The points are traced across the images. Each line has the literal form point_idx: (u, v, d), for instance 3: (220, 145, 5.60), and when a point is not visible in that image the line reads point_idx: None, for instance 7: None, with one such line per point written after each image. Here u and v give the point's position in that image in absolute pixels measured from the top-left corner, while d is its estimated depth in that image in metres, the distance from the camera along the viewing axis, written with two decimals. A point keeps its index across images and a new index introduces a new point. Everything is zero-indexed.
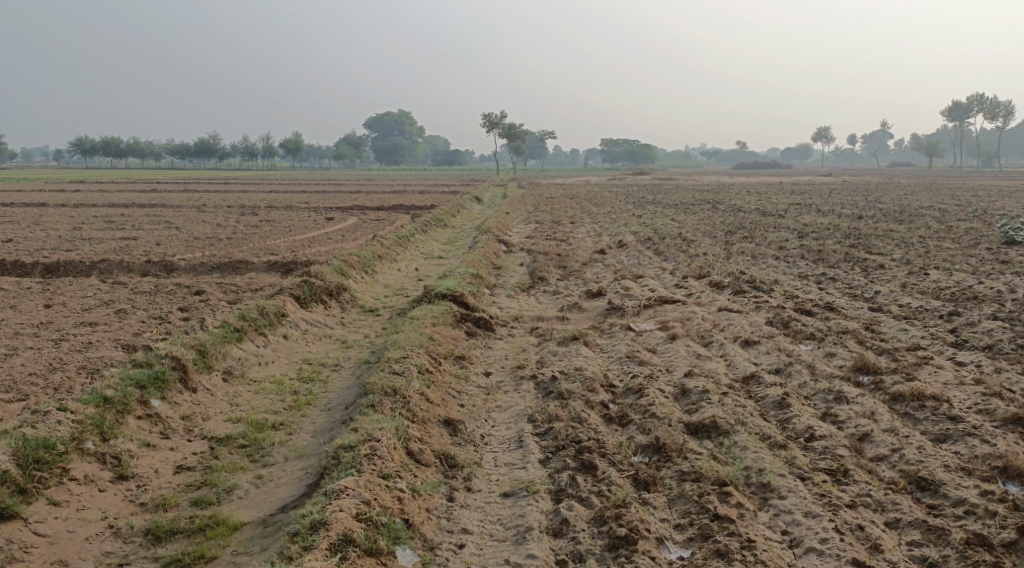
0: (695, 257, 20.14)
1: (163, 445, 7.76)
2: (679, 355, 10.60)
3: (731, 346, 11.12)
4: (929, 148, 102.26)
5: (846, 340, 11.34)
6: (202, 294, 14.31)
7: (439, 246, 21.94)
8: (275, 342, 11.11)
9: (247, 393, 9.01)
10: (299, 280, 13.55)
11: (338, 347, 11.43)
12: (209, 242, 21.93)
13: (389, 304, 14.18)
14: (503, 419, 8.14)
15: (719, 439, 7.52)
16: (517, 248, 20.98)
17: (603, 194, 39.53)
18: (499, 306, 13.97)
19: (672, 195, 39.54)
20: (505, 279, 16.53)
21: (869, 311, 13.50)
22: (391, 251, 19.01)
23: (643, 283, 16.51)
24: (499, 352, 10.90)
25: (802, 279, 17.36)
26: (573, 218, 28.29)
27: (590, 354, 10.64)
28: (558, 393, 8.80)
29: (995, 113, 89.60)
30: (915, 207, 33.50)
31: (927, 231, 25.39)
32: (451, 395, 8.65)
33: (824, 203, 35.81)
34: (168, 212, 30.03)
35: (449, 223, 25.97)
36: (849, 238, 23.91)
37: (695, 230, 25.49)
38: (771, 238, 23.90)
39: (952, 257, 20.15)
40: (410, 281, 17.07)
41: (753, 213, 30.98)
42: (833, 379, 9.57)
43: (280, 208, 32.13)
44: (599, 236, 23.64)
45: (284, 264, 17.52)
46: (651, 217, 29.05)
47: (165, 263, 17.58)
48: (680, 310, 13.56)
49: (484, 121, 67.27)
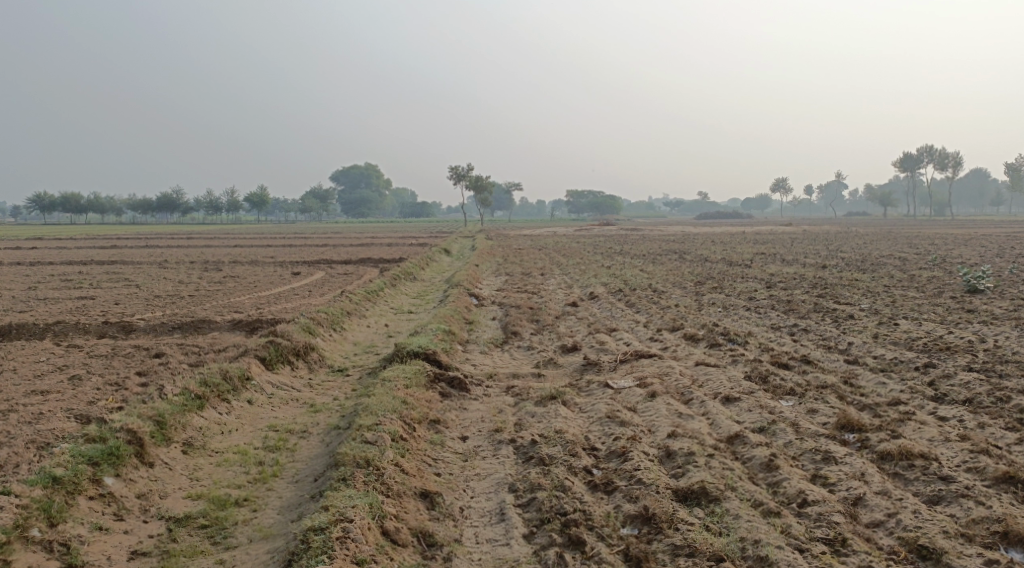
0: (667, 309, 19.98)
1: (117, 527, 7.27)
2: (660, 414, 10.27)
3: (712, 403, 10.82)
4: (884, 197, 104.36)
5: (827, 395, 11.08)
6: (163, 357, 13.82)
7: (408, 300, 21.58)
8: (239, 408, 10.67)
9: (208, 466, 8.59)
10: (265, 340, 13.12)
11: (306, 411, 10.99)
12: (171, 300, 21.41)
13: (358, 363, 13.77)
14: (482, 489, 7.75)
15: (710, 507, 7.18)
16: (488, 302, 20.69)
17: (570, 245, 39.56)
18: (472, 363, 13.60)
19: (639, 246, 39.60)
20: (477, 334, 16.19)
21: (845, 364, 13.30)
22: (359, 307, 18.63)
23: (617, 336, 16.27)
24: (474, 414, 10.51)
25: (775, 330, 17.22)
26: (542, 270, 28.10)
27: (569, 415, 10.28)
28: (539, 458, 8.43)
29: (946, 163, 91.78)
30: (877, 255, 33.86)
31: (891, 279, 25.53)
32: (426, 463, 8.25)
33: (788, 251, 36.09)
34: (129, 270, 29.43)
35: (418, 276, 25.66)
36: (816, 287, 23.95)
37: (664, 281, 25.40)
38: (740, 288, 23.85)
39: (919, 306, 20.18)
40: (379, 337, 16.68)
41: (720, 262, 31.06)
42: (817, 436, 9.26)
43: (245, 263, 31.64)
44: (570, 288, 23.45)
45: (248, 323, 17.06)
46: (619, 268, 28.98)
47: (124, 324, 17.06)
48: (656, 365, 13.28)
49: (449, 173, 67.41)
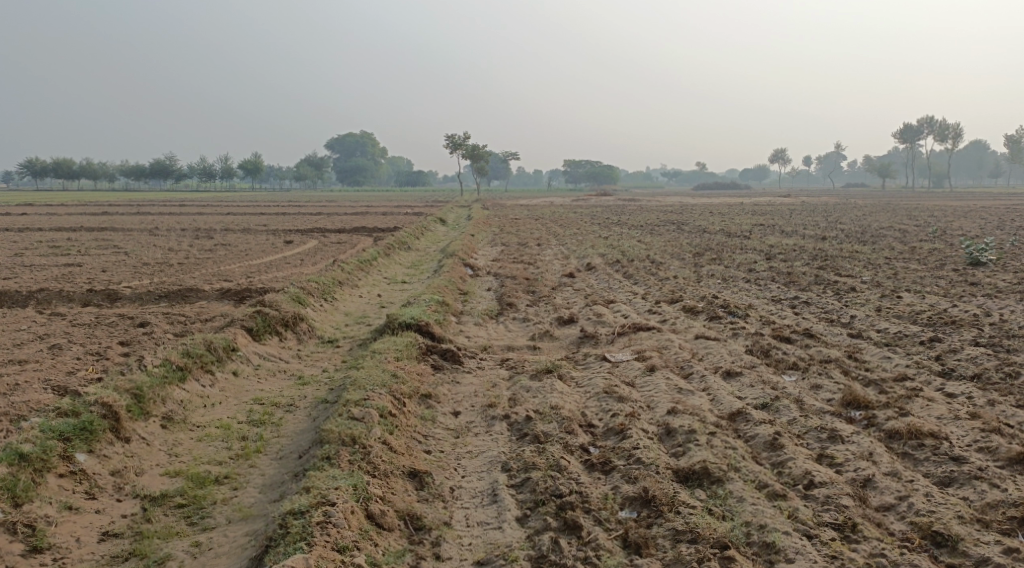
0: (665, 280, 19.59)
1: (89, 507, 6.99)
2: (659, 389, 9.93)
3: (713, 378, 10.49)
4: (882, 168, 103.85)
5: (831, 370, 10.75)
6: (148, 326, 13.44)
7: (402, 270, 21.17)
8: (223, 381, 10.33)
9: (188, 441, 8.24)
10: (252, 310, 12.72)
11: (293, 384, 10.62)
12: (160, 268, 20.98)
13: (349, 334, 13.39)
14: (475, 468, 7.42)
15: (713, 489, 6.85)
16: (483, 272, 20.31)
17: (567, 215, 39.08)
18: (465, 335, 13.22)
19: (636, 217, 39.11)
20: (471, 306, 15.80)
21: (849, 338, 12.94)
22: (351, 277, 18.24)
23: (615, 308, 15.90)
24: (467, 388, 10.16)
25: (776, 303, 16.87)
26: (538, 240, 27.67)
27: (565, 390, 9.94)
28: (534, 436, 8.09)
29: (945, 135, 91.11)
30: (877, 227, 33.46)
31: (892, 252, 25.13)
32: (416, 440, 7.90)
33: (788, 223, 35.66)
34: (119, 237, 28.92)
35: (412, 246, 25.21)
36: (817, 259, 23.56)
37: (662, 252, 24.99)
38: (739, 259, 23.45)
39: (921, 278, 19.81)
40: (371, 308, 16.31)
41: (719, 234, 30.61)
42: (823, 415, 8.95)
43: (237, 231, 31.13)
44: (566, 259, 23.06)
45: (237, 292, 16.66)
46: (617, 238, 28.56)
47: (110, 293, 16.64)
48: (655, 338, 12.93)
49: (446, 142, 66.62)
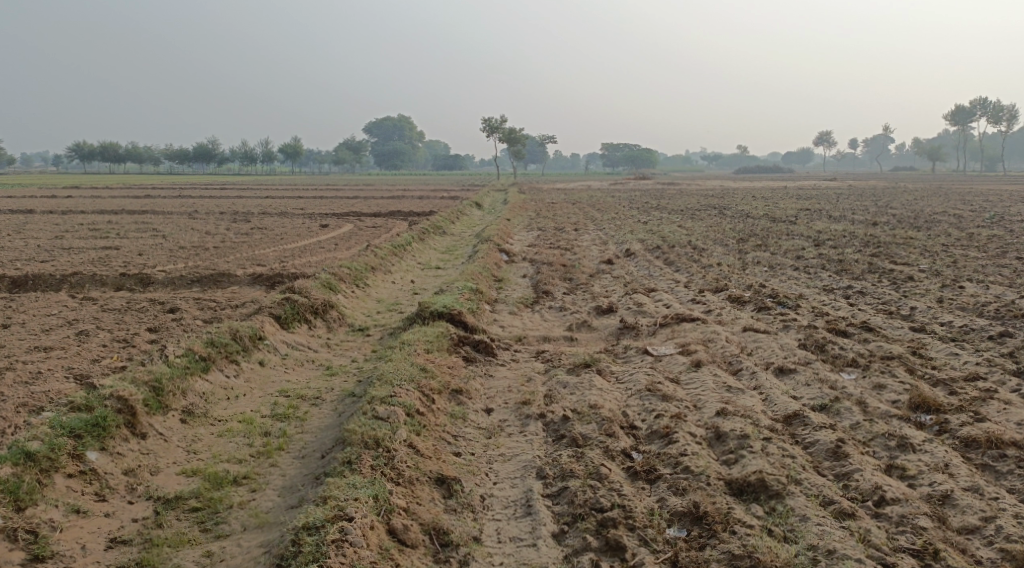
0: (708, 268, 18.82)
1: (98, 510, 6.56)
2: (706, 387, 9.28)
3: (764, 375, 9.81)
4: (931, 152, 101.10)
5: (894, 369, 10.04)
6: (177, 312, 13.03)
7: (437, 255, 20.62)
8: (248, 371, 9.86)
9: (208, 436, 7.76)
10: (281, 297, 12.24)
11: (321, 375, 10.13)
12: (194, 252, 20.67)
13: (381, 322, 12.87)
14: (508, 474, 6.87)
15: (771, 505, 6.25)
16: (520, 258, 19.69)
17: (607, 200, 38.26)
18: (500, 325, 12.64)
19: (677, 201, 38.18)
20: (507, 294, 15.20)
21: (910, 332, 12.16)
22: (385, 262, 17.73)
23: (656, 297, 15.20)
24: (501, 384, 9.59)
25: (828, 293, 16.07)
26: (577, 224, 26.99)
27: (606, 386, 9.32)
28: (571, 438, 7.50)
29: (998, 117, 88.32)
30: (929, 212, 32.22)
31: (948, 238, 24.04)
32: (445, 442, 7.35)
33: (835, 208, 34.53)
34: (156, 220, 28.75)
35: (448, 230, 24.68)
36: (868, 246, 22.59)
37: (704, 238, 24.18)
38: (786, 246, 22.58)
39: (982, 267, 18.84)
40: (405, 294, 15.80)
41: (763, 219, 29.64)
42: (888, 420, 8.29)
43: (274, 215, 30.82)
44: (605, 245, 22.35)
45: (269, 277, 16.23)
46: (658, 223, 27.79)
47: (142, 277, 16.30)
48: (700, 330, 12.24)
49: (483, 126, 65.98)
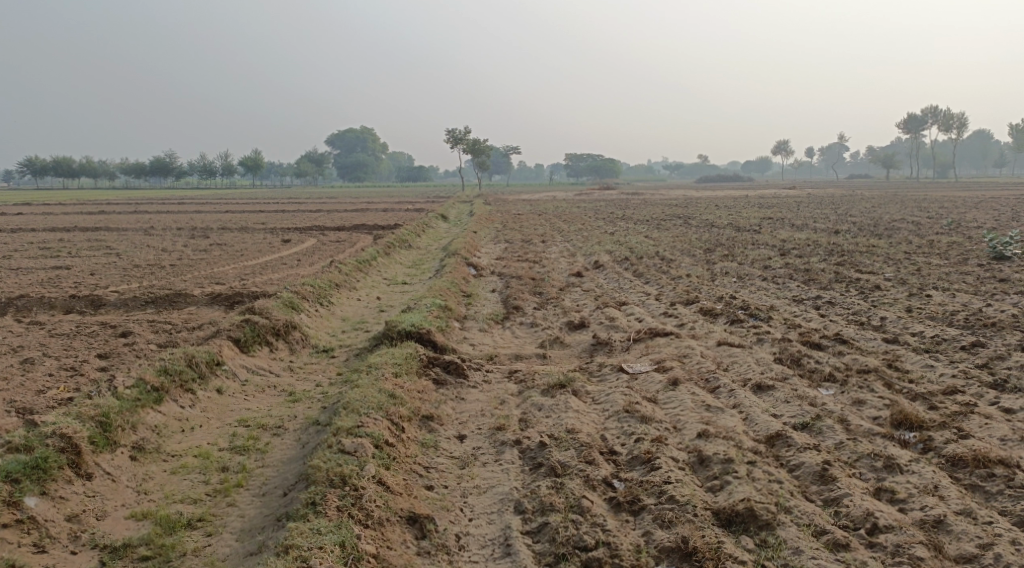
0: (678, 279, 18.61)
1: (37, 563, 6.16)
2: (684, 408, 8.99)
3: (742, 393, 9.54)
4: (886, 159, 102.62)
5: (872, 383, 9.86)
6: (130, 336, 12.46)
7: (402, 270, 20.19)
8: (205, 399, 9.39)
9: (160, 474, 7.31)
10: (240, 318, 11.75)
11: (283, 402, 9.67)
12: (149, 270, 20.04)
13: (346, 342, 12.41)
14: (484, 509, 6.56)
15: (762, 537, 6.13)
16: (487, 272, 19.34)
17: (572, 210, 38.02)
18: (470, 344, 12.25)
19: (641, 211, 38.08)
20: (475, 310, 14.83)
21: (884, 343, 12.00)
22: (349, 278, 17.28)
23: (627, 311, 14.93)
24: (473, 407, 9.22)
25: (798, 304, 15.92)
26: (542, 236, 26.70)
27: (581, 408, 9.00)
28: (549, 467, 7.15)
29: (950, 125, 90.01)
30: (890, 219, 32.44)
31: (911, 246, 24.11)
32: (416, 475, 6.97)
33: (797, 216, 34.63)
34: (111, 237, 27.93)
35: (413, 244, 24.24)
36: (834, 255, 22.55)
37: (671, 248, 24.01)
38: (752, 255, 22.47)
39: (947, 274, 18.85)
40: (370, 312, 15.37)
41: (728, 228, 29.58)
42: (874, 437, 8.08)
43: (234, 230, 30.14)
44: (573, 257, 22.08)
45: (228, 297, 15.70)
46: (623, 234, 27.58)
47: (94, 299, 15.67)
48: (674, 345, 11.96)
49: (446, 137, 65.57)
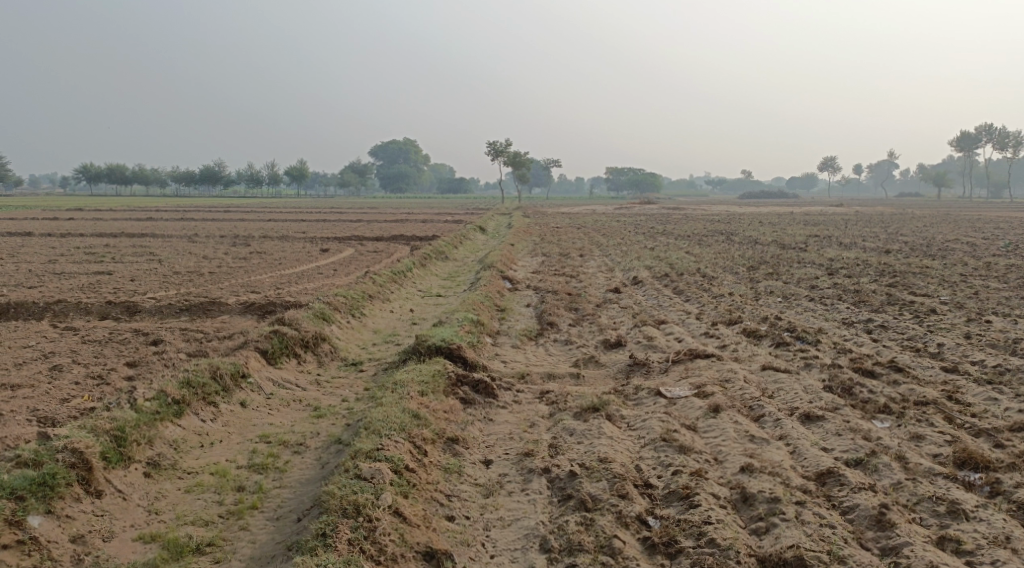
0: (720, 298, 18.01)
1: None
2: (726, 438, 8.49)
3: (789, 423, 9.00)
4: (937, 177, 100.28)
5: (930, 416, 9.28)
6: (159, 344, 12.22)
7: (438, 283, 19.84)
8: (227, 413, 9.07)
9: (173, 493, 6.97)
10: (269, 329, 11.44)
11: (307, 417, 9.33)
12: (186, 277, 19.94)
13: (376, 355, 12.04)
14: (507, 547, 6.25)
15: None
16: (524, 286, 18.90)
17: (612, 225, 37.45)
18: (502, 361, 11.82)
19: (683, 226, 37.34)
20: (510, 325, 14.40)
21: (941, 371, 11.35)
22: (383, 290, 16.97)
23: (667, 330, 14.38)
24: (502, 430, 8.80)
25: (847, 326, 15.28)
26: (582, 250, 26.21)
27: (616, 434, 8.53)
28: (579, 499, 6.73)
29: (1005, 143, 87.49)
30: (941, 239, 31.39)
31: (965, 267, 23.19)
32: (437, 504, 6.62)
33: (844, 234, 33.68)
34: (152, 243, 28.01)
35: (450, 256, 23.92)
36: (884, 275, 21.77)
37: (714, 265, 23.38)
38: (799, 275, 21.75)
39: (1006, 299, 18.00)
40: (403, 325, 15.02)
41: (772, 245, 28.81)
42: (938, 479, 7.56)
43: (274, 238, 30.08)
44: (612, 272, 21.56)
45: (261, 306, 15.45)
46: (665, 250, 26.98)
47: (128, 306, 15.52)
48: (715, 368, 11.42)
49: (488, 148, 65.34)
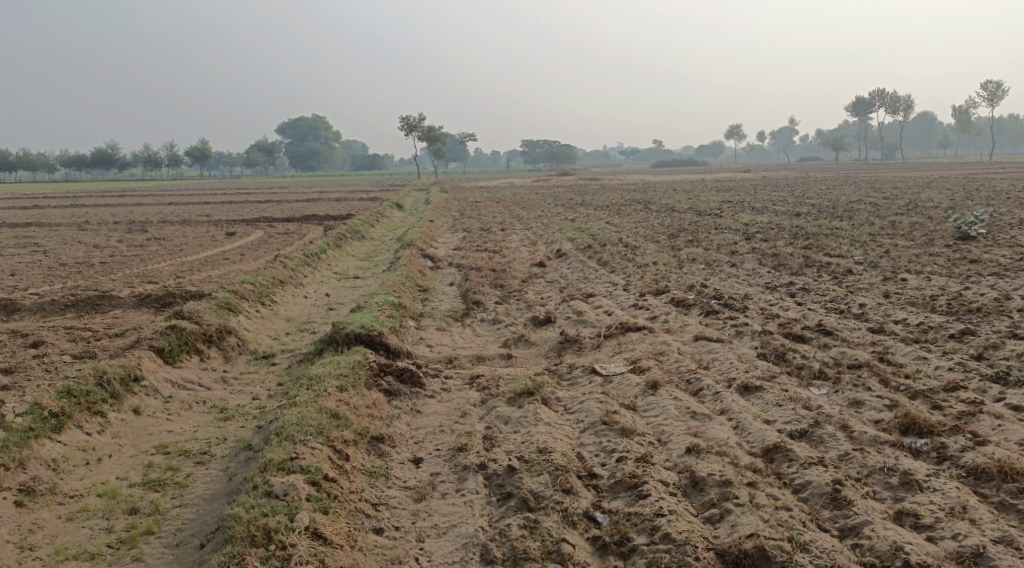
0: (644, 268, 17.65)
1: None
2: (667, 416, 8.03)
3: (729, 396, 8.52)
4: (836, 141, 102.87)
5: (867, 380, 8.96)
6: (42, 347, 11.15)
7: (354, 264, 18.98)
8: (117, 424, 8.27)
9: (54, 523, 6.78)
10: (166, 324, 10.50)
11: (213, 420, 8.54)
12: (78, 269, 18.60)
13: (289, 346, 11.21)
14: (444, 559, 5.81)
15: None
16: (444, 264, 18.22)
17: (529, 197, 36.95)
18: (426, 345, 11.15)
19: (600, 197, 37.03)
20: (432, 306, 13.72)
21: (869, 332, 11.03)
22: (295, 274, 16.05)
23: (595, 303, 13.92)
24: (430, 423, 8.18)
25: (772, 291, 15.07)
26: (501, 225, 25.60)
27: (553, 420, 7.99)
28: (520, 499, 6.26)
29: (898, 106, 90.36)
30: (847, 201, 31.87)
31: (874, 227, 23.41)
32: (363, 516, 6.15)
33: (756, 199, 33.92)
34: (42, 233, 26.20)
35: (366, 235, 23.02)
36: (799, 238, 21.79)
37: (634, 234, 23.08)
38: (717, 241, 21.61)
39: (918, 256, 18.10)
40: (318, 311, 14.19)
41: (689, 212, 28.71)
42: (886, 439, 7.08)
43: (177, 223, 28.57)
44: (533, 246, 21.04)
45: (159, 298, 14.39)
46: (584, 220, 26.60)
47: (9, 304, 14.26)
48: (647, 341, 10.98)
49: (401, 125, 64.07)
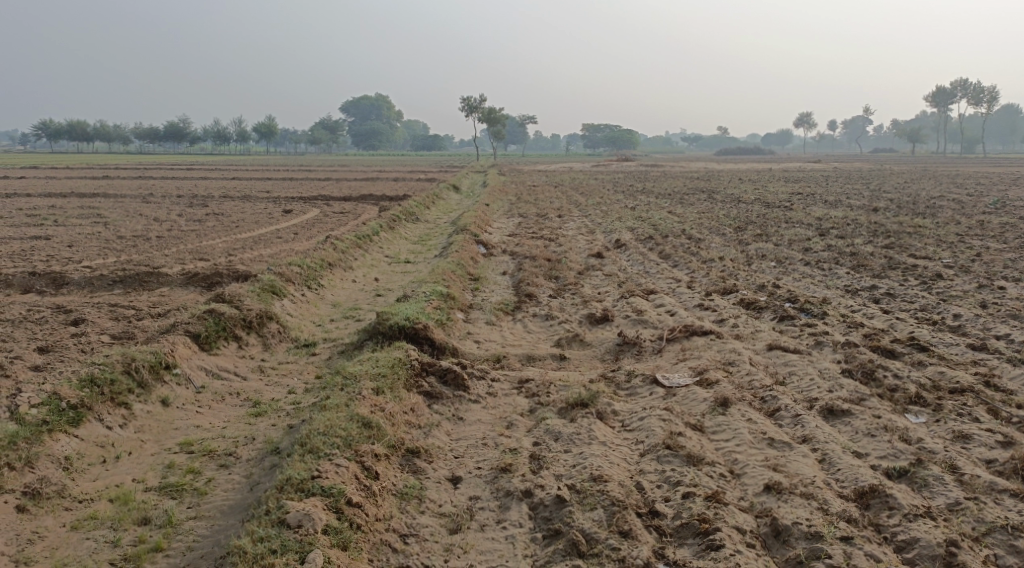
0: (710, 263, 16.58)
1: None
2: (741, 442, 7.10)
3: (812, 419, 7.49)
4: (912, 134, 99.13)
5: (972, 410, 7.87)
6: (80, 325, 10.60)
7: (407, 248, 18.26)
8: (141, 416, 7.64)
9: (56, 532, 6.19)
10: (204, 308, 9.84)
11: (243, 416, 7.86)
12: (130, 243, 18.19)
13: (332, 334, 10.48)
14: None
15: None
16: (499, 251, 17.39)
17: (590, 183, 35.87)
18: (475, 341, 10.34)
19: (663, 184, 35.80)
20: (484, 297, 12.90)
21: (968, 349, 9.87)
22: (345, 257, 15.36)
23: (657, 302, 12.94)
24: (474, 434, 7.38)
25: (852, 295, 13.89)
26: (560, 211, 24.65)
27: (611, 439, 7.12)
28: (570, 541, 5.57)
29: (980, 98, 86.43)
30: (927, 197, 30.12)
31: (959, 227, 21.86)
32: (389, 554, 5.51)
33: (828, 192, 32.31)
34: (101, 204, 26.04)
35: (422, 217, 22.31)
36: (878, 236, 20.43)
37: (699, 226, 21.92)
38: (789, 236, 20.35)
39: (1013, 262, 16.65)
40: (366, 297, 13.49)
41: (758, 205, 27.34)
42: (1009, 482, 6.06)
43: (235, 198, 28.20)
44: (593, 235, 20.07)
45: (205, 277, 13.79)
46: (647, 209, 25.51)
47: (56, 277, 13.81)
48: (714, 348, 9.99)
49: (462, 105, 63.36)
